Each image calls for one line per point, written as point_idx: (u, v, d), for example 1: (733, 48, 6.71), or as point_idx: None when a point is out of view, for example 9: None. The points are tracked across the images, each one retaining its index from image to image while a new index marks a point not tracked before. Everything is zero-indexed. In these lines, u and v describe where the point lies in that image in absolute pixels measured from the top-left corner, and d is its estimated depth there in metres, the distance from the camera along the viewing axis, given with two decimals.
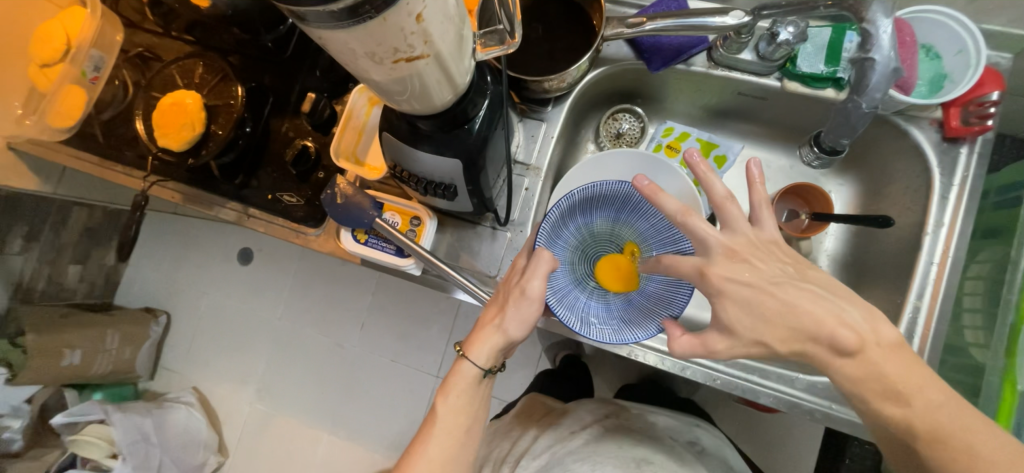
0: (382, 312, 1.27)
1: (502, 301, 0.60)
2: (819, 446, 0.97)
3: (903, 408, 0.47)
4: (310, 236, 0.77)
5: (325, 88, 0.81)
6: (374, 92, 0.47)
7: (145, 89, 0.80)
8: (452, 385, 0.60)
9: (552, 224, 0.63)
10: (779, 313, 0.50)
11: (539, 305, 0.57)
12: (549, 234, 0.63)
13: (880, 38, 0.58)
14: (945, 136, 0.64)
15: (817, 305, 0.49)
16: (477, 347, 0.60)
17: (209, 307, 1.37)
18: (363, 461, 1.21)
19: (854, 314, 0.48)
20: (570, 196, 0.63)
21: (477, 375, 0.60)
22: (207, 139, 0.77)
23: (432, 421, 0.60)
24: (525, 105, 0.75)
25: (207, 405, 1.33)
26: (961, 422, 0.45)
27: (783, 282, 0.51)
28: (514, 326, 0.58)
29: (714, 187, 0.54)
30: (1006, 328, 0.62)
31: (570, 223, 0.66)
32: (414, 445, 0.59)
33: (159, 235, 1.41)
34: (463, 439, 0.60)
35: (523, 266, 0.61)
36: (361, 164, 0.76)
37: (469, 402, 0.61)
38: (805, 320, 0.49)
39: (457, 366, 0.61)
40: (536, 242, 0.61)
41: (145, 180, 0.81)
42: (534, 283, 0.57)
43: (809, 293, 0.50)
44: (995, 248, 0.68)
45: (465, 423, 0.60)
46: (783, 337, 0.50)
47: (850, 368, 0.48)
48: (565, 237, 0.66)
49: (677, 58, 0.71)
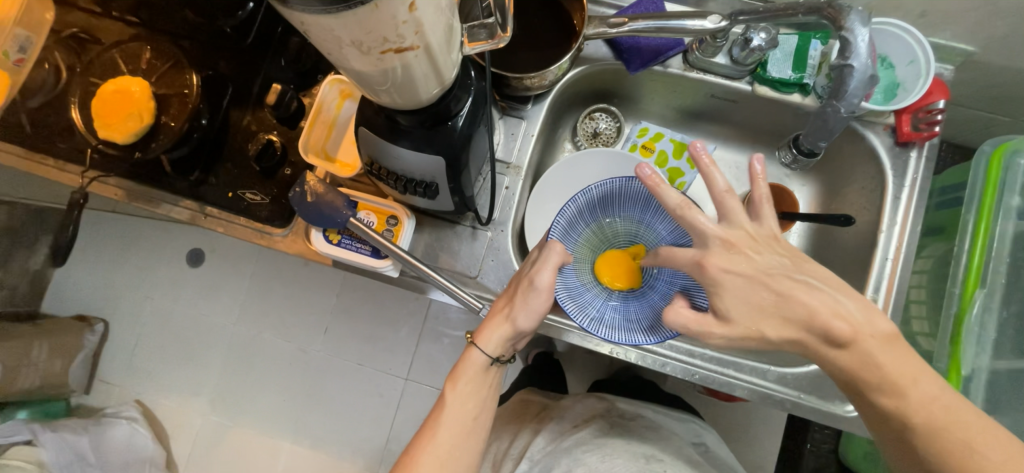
0: (349, 315, 1.22)
1: (512, 292, 0.62)
2: (783, 432, 1.03)
3: (897, 400, 0.50)
4: (276, 237, 0.74)
5: (292, 79, 0.76)
6: (352, 81, 0.44)
7: (82, 75, 0.72)
8: (462, 372, 0.62)
9: (568, 217, 0.65)
10: (775, 301, 0.52)
11: (546, 298, 0.58)
12: (564, 228, 0.65)
13: (858, 46, 0.57)
14: (898, 141, 0.69)
15: (812, 295, 0.52)
16: (485, 337, 0.61)
17: (153, 313, 1.26)
18: (328, 470, 1.16)
19: (849, 304, 0.51)
20: (587, 191, 0.65)
21: (487, 363, 0.62)
22: (157, 131, 0.70)
23: (441, 408, 0.62)
24: (505, 102, 0.74)
25: (153, 419, 1.22)
26: (930, 401, 0.50)
27: (780, 273, 0.53)
28: (522, 317, 0.59)
29: (716, 180, 0.54)
30: (950, 317, 0.68)
31: (587, 219, 0.68)
32: (424, 431, 0.61)
33: (94, 236, 1.28)
34: (472, 425, 0.61)
35: (536, 258, 0.62)
36: (331, 160, 0.72)
37: (479, 389, 0.62)
38: (802, 311, 0.51)
39: (467, 354, 0.63)
40: (551, 235, 0.63)
41: (83, 176, 0.73)
42: (543, 275, 0.57)
43: (804, 285, 0.52)
44: (938, 244, 0.76)
45: (474, 409, 0.62)
46: (779, 328, 0.52)
47: (842, 356, 0.52)
48: (579, 233, 0.67)
49: (656, 59, 0.72)
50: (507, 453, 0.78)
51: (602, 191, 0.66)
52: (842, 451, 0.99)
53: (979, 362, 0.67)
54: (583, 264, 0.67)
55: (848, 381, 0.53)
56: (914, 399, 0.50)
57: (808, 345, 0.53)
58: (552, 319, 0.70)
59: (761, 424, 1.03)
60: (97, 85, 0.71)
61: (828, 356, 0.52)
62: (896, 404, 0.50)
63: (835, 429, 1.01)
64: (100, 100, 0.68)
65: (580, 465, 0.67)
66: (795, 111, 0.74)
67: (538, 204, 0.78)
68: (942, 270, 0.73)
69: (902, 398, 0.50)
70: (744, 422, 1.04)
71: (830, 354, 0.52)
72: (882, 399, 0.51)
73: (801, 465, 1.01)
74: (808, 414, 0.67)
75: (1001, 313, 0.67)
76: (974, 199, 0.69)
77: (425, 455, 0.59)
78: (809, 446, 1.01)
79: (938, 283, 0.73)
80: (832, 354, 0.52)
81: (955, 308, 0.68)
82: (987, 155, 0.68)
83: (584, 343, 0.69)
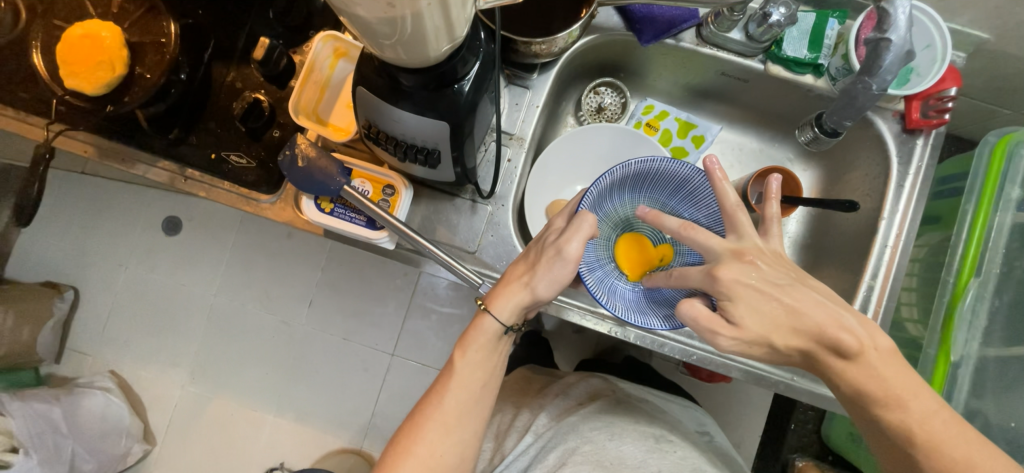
0: (335, 289, 1.19)
1: (532, 260, 0.59)
2: (768, 414, 1.06)
3: (901, 411, 0.50)
4: (263, 204, 0.68)
5: (280, 35, 0.72)
6: (355, 30, 0.40)
7: (45, 16, 0.65)
8: (472, 340, 0.61)
9: (602, 189, 0.61)
10: (785, 315, 0.52)
11: (572, 268, 0.56)
12: (596, 198, 0.62)
13: (897, 19, 0.57)
14: (905, 128, 0.69)
15: (817, 309, 0.51)
16: (500, 303, 0.59)
17: (128, 282, 1.21)
18: (312, 443, 1.15)
19: (850, 319, 0.51)
20: (627, 165, 0.61)
21: (499, 332, 0.60)
22: (131, 83, 0.64)
23: (449, 375, 0.61)
24: (510, 70, 0.70)
25: (130, 391, 1.18)
26: (928, 412, 0.50)
27: (787, 285, 0.52)
28: (543, 286, 0.57)
29: (727, 195, 0.54)
30: (944, 303, 0.70)
31: (616, 194, 0.65)
32: (428, 398, 0.61)
33: (62, 198, 1.20)
34: (480, 393, 0.60)
35: (562, 227, 0.59)
36: (323, 124, 0.68)
37: (488, 358, 0.61)
38: (810, 323, 0.51)
39: (478, 321, 0.61)
40: (581, 206, 0.60)
41: (47, 128, 0.67)
42: (573, 245, 0.55)
43: (814, 299, 0.52)
44: (934, 233, 0.77)
45: (483, 378, 0.60)
46: (787, 338, 0.52)
47: (847, 369, 0.51)
48: (607, 207, 0.65)
49: (668, 32, 0.69)
50: (511, 425, 0.78)
51: (641, 167, 0.62)
52: (824, 431, 1.03)
53: (968, 350, 0.69)
54: (601, 239, 0.66)
55: (848, 393, 0.53)
56: (914, 411, 0.50)
57: (814, 356, 0.53)
58: (557, 298, 0.68)
59: (746, 405, 1.06)
60: (62, 30, 0.65)
61: (833, 367, 0.52)
62: (883, 409, 0.51)
63: (819, 410, 1.04)
64: (66, 45, 0.62)
65: (587, 442, 0.67)
66: (806, 93, 0.72)
67: (539, 179, 0.76)
68: (937, 258, 0.75)
69: (904, 411, 0.50)
70: (728, 402, 1.07)
71: (835, 366, 0.52)
72: (869, 402, 0.51)
73: (784, 445, 1.05)
74: (801, 396, 0.68)
75: (993, 301, 0.69)
76: (975, 188, 0.70)
77: (431, 421, 0.59)
78: (792, 427, 1.04)
79: (932, 272, 0.75)
80: (840, 366, 0.52)
81: (948, 296, 0.70)
82: (992, 145, 0.68)
83: (582, 321, 0.69)
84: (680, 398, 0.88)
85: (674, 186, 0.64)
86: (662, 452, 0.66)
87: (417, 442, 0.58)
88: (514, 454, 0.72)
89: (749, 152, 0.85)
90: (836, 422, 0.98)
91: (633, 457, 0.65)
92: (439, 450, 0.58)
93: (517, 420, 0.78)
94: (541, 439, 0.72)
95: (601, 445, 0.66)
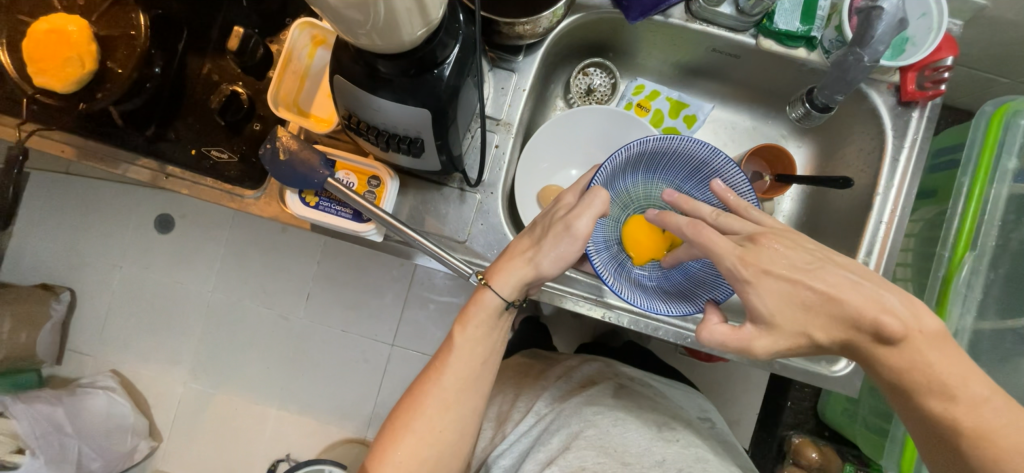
0: (331, 281, 1.18)
1: (538, 236, 0.59)
2: (766, 393, 1.06)
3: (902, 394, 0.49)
4: (247, 200, 0.67)
5: (257, 24, 0.70)
6: (325, 17, 0.39)
7: (7, 11, 0.62)
8: (472, 315, 0.60)
9: (614, 166, 0.62)
10: (820, 301, 0.50)
11: (579, 246, 0.56)
12: (610, 174, 0.62)
13: None
14: (900, 100, 0.67)
15: (856, 292, 0.50)
16: (501, 278, 0.59)
17: (124, 281, 1.20)
18: (316, 434, 1.16)
19: (893, 299, 0.50)
20: (644, 141, 0.61)
21: (499, 307, 0.60)
22: (102, 78, 0.62)
23: (449, 350, 0.60)
24: (494, 53, 0.68)
25: (133, 389, 1.19)
26: (930, 393, 0.49)
27: (817, 267, 0.51)
28: (548, 261, 0.57)
29: (702, 209, 0.57)
30: (939, 279, 0.69)
31: (630, 173, 0.65)
32: (428, 372, 0.60)
33: (51, 200, 1.19)
34: (480, 369, 0.60)
35: (572, 203, 0.59)
36: (305, 115, 0.66)
37: (487, 334, 0.60)
38: (847, 309, 0.50)
39: (478, 295, 0.60)
40: (593, 182, 0.60)
41: (20, 129, 0.65)
42: (582, 222, 0.55)
43: (848, 280, 0.50)
44: (929, 207, 0.76)
45: (483, 354, 0.60)
46: (824, 326, 0.50)
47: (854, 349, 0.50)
48: (620, 186, 0.65)
49: (656, 9, 0.66)
50: (512, 407, 0.78)
51: (658, 145, 0.62)
52: (820, 407, 1.03)
53: (963, 323, 0.69)
54: (610, 220, 0.66)
55: None
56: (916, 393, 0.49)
57: (823, 339, 0.51)
58: (550, 286, 0.67)
59: (743, 383, 1.07)
60: (27, 25, 0.62)
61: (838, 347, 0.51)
62: None
63: (815, 387, 1.05)
64: (31, 42, 0.59)
65: (590, 426, 0.67)
66: (799, 68, 0.71)
67: (529, 164, 0.75)
68: (933, 232, 0.74)
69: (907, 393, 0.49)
70: (725, 381, 1.07)
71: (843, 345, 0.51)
72: None
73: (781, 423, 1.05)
74: (796, 375, 0.68)
75: (988, 275, 0.69)
76: (971, 160, 0.69)
77: (431, 397, 0.58)
78: (790, 405, 1.05)
79: (927, 247, 0.74)
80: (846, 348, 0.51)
81: (943, 272, 0.69)
82: (988, 115, 0.67)
83: (576, 308, 0.68)
84: (698, 395, 0.86)
85: (690, 168, 0.64)
86: (665, 441, 0.65)
87: (415, 418, 0.58)
88: (514, 435, 0.72)
89: (741, 130, 0.83)
90: (832, 398, 0.98)
91: (637, 445, 0.65)
92: (438, 425, 0.58)
93: (518, 401, 0.78)
94: (542, 421, 0.72)
95: (605, 430, 0.66)
